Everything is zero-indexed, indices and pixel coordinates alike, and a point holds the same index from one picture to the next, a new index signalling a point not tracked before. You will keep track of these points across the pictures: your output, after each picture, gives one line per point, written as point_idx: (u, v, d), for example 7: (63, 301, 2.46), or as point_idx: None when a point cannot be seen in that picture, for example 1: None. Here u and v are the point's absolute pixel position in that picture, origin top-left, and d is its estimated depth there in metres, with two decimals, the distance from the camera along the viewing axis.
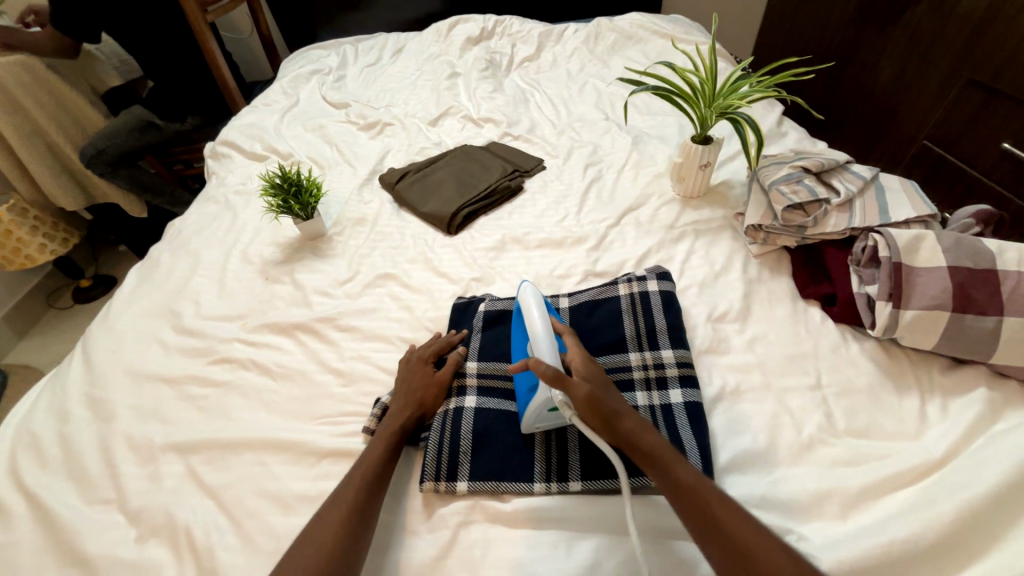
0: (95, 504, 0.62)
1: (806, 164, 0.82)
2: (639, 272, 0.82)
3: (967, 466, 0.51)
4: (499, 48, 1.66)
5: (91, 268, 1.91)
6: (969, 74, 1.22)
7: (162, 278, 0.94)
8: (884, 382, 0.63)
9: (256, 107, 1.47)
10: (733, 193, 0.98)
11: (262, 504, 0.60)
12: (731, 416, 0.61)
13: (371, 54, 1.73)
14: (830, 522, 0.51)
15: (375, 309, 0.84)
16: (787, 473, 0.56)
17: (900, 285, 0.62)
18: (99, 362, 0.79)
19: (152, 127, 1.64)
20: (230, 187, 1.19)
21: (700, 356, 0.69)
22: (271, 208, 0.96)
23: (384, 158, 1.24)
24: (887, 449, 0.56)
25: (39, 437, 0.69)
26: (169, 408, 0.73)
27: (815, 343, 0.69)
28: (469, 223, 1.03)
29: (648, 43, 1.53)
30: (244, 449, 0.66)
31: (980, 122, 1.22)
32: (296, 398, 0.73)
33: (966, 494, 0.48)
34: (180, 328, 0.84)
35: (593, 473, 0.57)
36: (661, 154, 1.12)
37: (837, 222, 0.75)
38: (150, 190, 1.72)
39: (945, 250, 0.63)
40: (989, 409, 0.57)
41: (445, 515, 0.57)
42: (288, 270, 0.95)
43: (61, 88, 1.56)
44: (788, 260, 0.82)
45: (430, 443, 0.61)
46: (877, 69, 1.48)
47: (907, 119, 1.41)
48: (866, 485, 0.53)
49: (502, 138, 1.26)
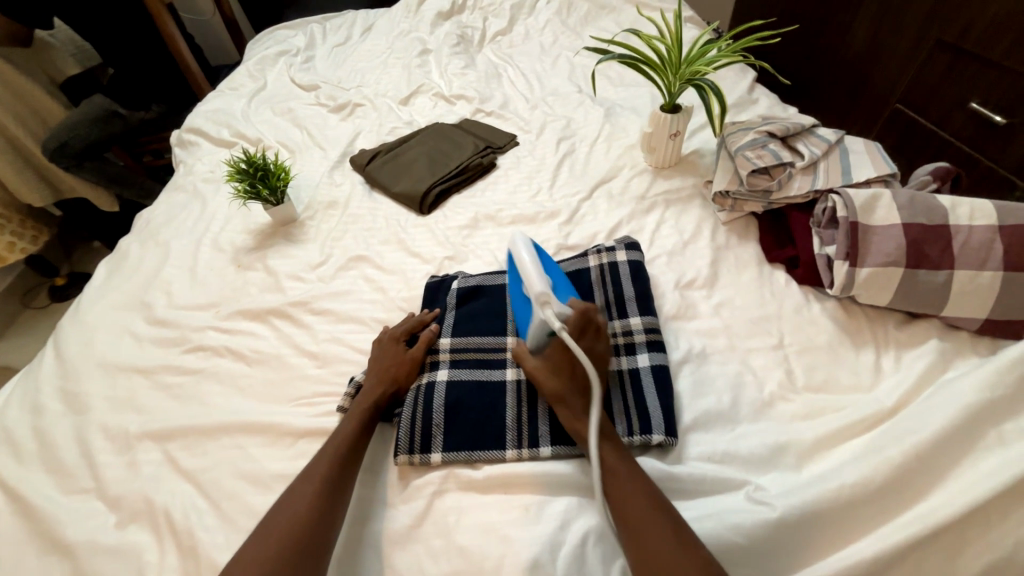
0: (74, 493, 0.63)
1: (772, 128, 0.83)
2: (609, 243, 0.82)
3: (915, 413, 0.54)
4: (470, 23, 1.62)
5: (66, 265, 1.87)
6: (938, 35, 1.22)
7: (131, 270, 0.93)
8: (843, 339, 0.65)
9: (222, 92, 1.43)
10: (703, 162, 0.98)
11: (240, 485, 0.61)
12: (696, 377, 0.63)
13: (339, 33, 1.68)
14: (786, 472, 0.54)
15: (349, 292, 0.84)
16: (747, 429, 0.58)
17: (857, 244, 0.63)
18: (71, 356, 0.78)
19: (117, 117, 1.57)
20: (198, 175, 1.17)
21: (668, 322, 0.70)
22: (238, 193, 0.94)
23: (355, 140, 1.22)
24: (844, 401, 0.59)
25: (14, 432, 0.69)
26: (144, 398, 0.73)
27: (778, 305, 0.70)
28: (442, 201, 1.02)
29: (621, 12, 1.51)
30: (221, 433, 0.67)
31: (949, 82, 1.23)
32: (272, 382, 0.73)
33: (912, 438, 0.51)
34: (152, 319, 0.84)
35: (563, 440, 0.59)
36: (633, 126, 1.11)
37: (801, 185, 0.76)
38: (117, 181, 1.64)
39: (900, 208, 0.64)
40: (938, 359, 0.59)
41: (419, 485, 0.58)
42: (260, 257, 0.94)
43: (14, 78, 1.50)
44: (756, 226, 0.83)
45: (403, 417, 0.62)
46: (851, 31, 1.46)
47: (879, 83, 1.41)
48: (820, 436, 0.55)
49: (475, 115, 1.24)
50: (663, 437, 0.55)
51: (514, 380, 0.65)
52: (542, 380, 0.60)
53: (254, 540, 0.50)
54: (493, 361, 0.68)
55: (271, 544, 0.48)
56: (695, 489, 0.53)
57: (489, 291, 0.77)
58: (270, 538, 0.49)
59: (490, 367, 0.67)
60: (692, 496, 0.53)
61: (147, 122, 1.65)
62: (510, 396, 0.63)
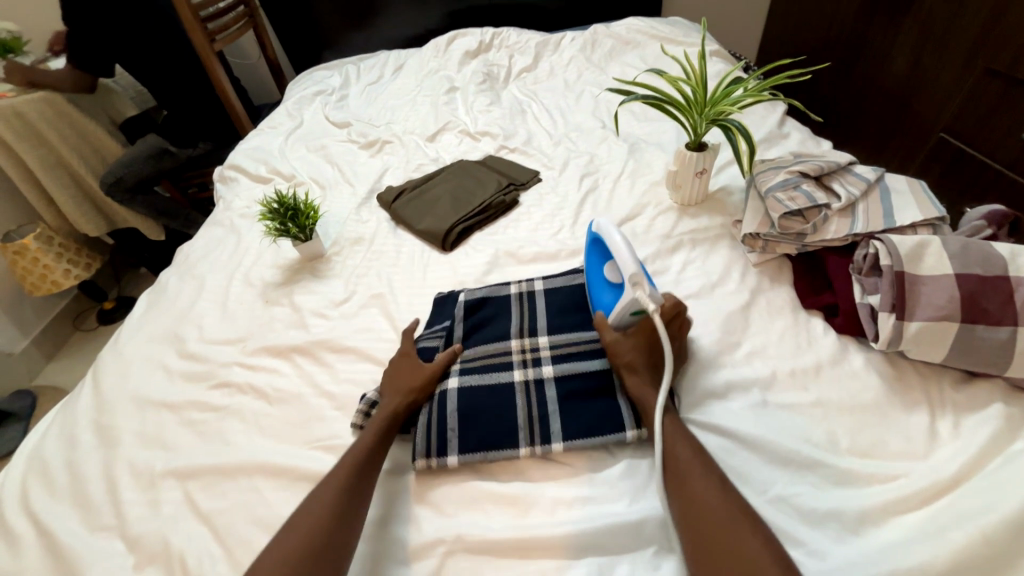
0: (97, 530, 0.64)
1: (804, 168, 0.79)
2: None
3: (980, 491, 0.48)
4: (497, 60, 1.67)
5: (114, 290, 1.98)
6: (985, 63, 1.16)
7: (168, 302, 0.97)
8: (891, 398, 0.59)
9: (262, 130, 1.51)
10: (732, 200, 0.95)
11: (254, 531, 0.61)
12: (726, 433, 0.58)
13: (372, 72, 1.76)
14: (830, 544, 0.49)
15: (369, 330, 0.85)
16: (786, 492, 0.53)
17: (903, 296, 0.59)
18: (107, 388, 0.81)
19: (167, 154, 1.70)
20: (235, 210, 1.22)
21: (697, 372, 0.66)
22: (269, 231, 0.98)
23: (382, 176, 1.25)
24: (895, 469, 0.53)
25: (49, 464, 0.72)
26: (170, 434, 0.74)
27: (816, 355, 0.66)
28: (464, 238, 1.03)
29: (645, 48, 1.53)
30: (240, 474, 0.67)
31: (1000, 112, 1.16)
32: (291, 422, 0.73)
33: (978, 521, 0.45)
34: (183, 353, 0.86)
35: (573, 434, 0.61)
36: (658, 161, 1.10)
37: (838, 228, 0.72)
38: (166, 214, 1.76)
39: (952, 257, 0.59)
40: (1005, 427, 0.53)
41: (431, 543, 0.55)
42: (287, 292, 0.96)
43: (81, 120, 1.64)
44: (789, 268, 0.79)
45: (420, 422, 0.63)
46: (889, 60, 1.42)
47: (922, 111, 1.35)
48: (870, 508, 0.50)
49: (499, 151, 1.26)
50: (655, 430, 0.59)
51: (522, 382, 0.66)
52: (621, 350, 0.63)
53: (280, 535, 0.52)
54: (499, 364, 0.69)
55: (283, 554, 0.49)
56: None
57: (494, 303, 0.79)
58: (284, 550, 0.49)
59: (497, 371, 0.68)
60: None
61: (194, 158, 1.76)
62: (519, 397, 0.65)
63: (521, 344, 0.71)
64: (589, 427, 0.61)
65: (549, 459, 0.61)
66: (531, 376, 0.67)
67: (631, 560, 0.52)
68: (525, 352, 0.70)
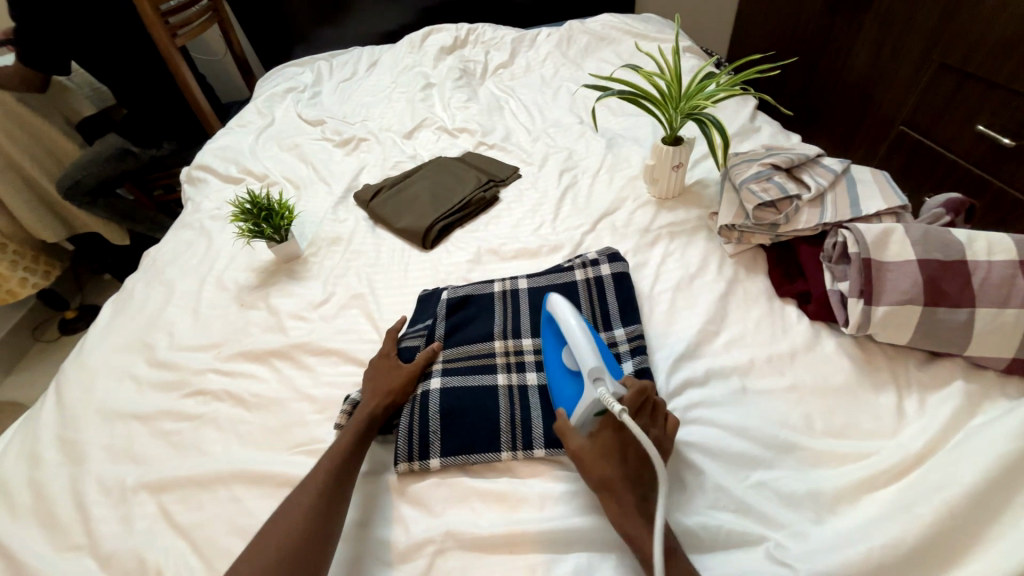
0: (65, 550, 0.61)
1: (775, 161, 0.82)
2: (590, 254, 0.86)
3: (944, 464, 0.50)
4: (473, 56, 1.66)
5: (77, 298, 1.89)
6: (940, 58, 1.22)
7: (136, 309, 0.93)
8: (862, 380, 0.62)
9: (231, 129, 1.46)
10: (707, 193, 0.97)
11: (235, 542, 0.59)
12: (708, 421, 0.60)
13: (346, 69, 1.72)
14: (807, 524, 0.51)
15: (351, 331, 0.83)
16: (765, 475, 0.55)
17: (870, 282, 0.61)
18: (72, 402, 0.77)
19: (130, 154, 1.62)
20: (204, 212, 1.18)
21: (678, 361, 0.67)
22: (242, 233, 0.95)
23: (359, 175, 1.23)
24: (866, 448, 0.55)
25: (9, 483, 0.68)
26: (142, 446, 0.71)
27: (791, 341, 0.68)
28: (445, 236, 1.02)
29: (620, 44, 1.54)
30: (218, 485, 0.65)
31: (955, 104, 1.21)
32: (271, 428, 0.71)
33: (944, 495, 0.47)
34: (153, 361, 0.83)
35: (555, 442, 0.60)
36: (635, 156, 1.11)
37: (809, 218, 0.75)
38: (128, 217, 1.69)
39: (914, 243, 0.62)
40: (966, 403, 0.56)
41: (419, 544, 0.54)
42: (263, 295, 0.94)
43: (34, 121, 1.56)
44: (764, 258, 0.81)
45: (401, 427, 0.63)
46: (852, 56, 1.47)
47: (883, 105, 1.40)
48: (844, 487, 0.52)
49: (478, 148, 1.25)
50: None
51: (505, 386, 0.66)
52: (590, 464, 0.53)
53: (258, 541, 0.52)
54: (483, 366, 0.69)
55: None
56: (710, 542, 0.50)
57: (477, 301, 0.78)
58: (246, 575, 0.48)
59: (481, 373, 0.68)
60: (708, 552, 0.50)
61: (159, 158, 1.69)
62: (502, 400, 0.65)
63: (504, 345, 0.71)
64: None
65: (534, 458, 0.61)
66: (514, 381, 0.67)
67: (620, 551, 0.52)
68: (509, 353, 0.70)
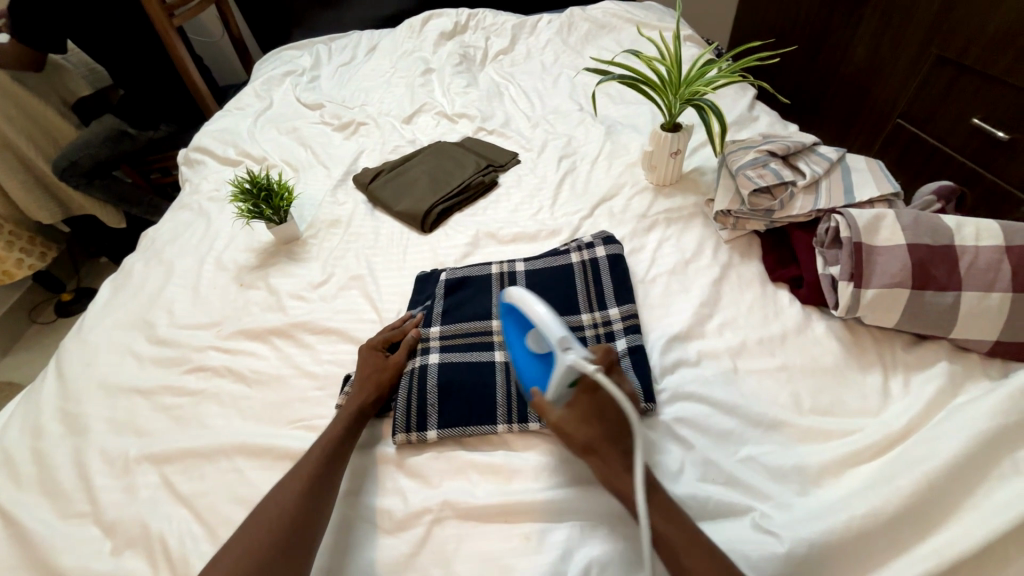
0: (69, 517, 0.62)
1: (772, 147, 0.83)
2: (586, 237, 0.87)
3: (925, 439, 0.52)
4: (473, 42, 1.65)
5: (72, 281, 1.88)
6: (938, 51, 1.23)
7: (135, 288, 0.94)
8: (849, 361, 0.64)
9: (229, 111, 1.45)
10: (705, 180, 0.98)
11: (237, 510, 0.60)
12: (696, 401, 0.61)
13: (345, 53, 1.71)
14: (792, 497, 0.52)
15: (350, 311, 0.84)
16: (754, 450, 0.56)
17: (861, 265, 0.63)
18: (72, 376, 0.78)
19: (126, 136, 1.60)
20: (203, 193, 1.18)
21: (671, 342, 0.69)
22: (241, 214, 0.95)
23: (358, 158, 1.23)
24: (851, 425, 0.57)
25: (13, 454, 0.69)
26: (143, 419, 0.72)
27: (782, 324, 0.70)
28: (444, 220, 1.02)
29: (621, 31, 1.53)
30: (220, 456, 0.66)
31: (951, 98, 1.22)
32: (271, 403, 0.72)
33: (924, 468, 0.49)
34: (154, 338, 0.84)
35: None
36: (634, 143, 1.12)
37: (803, 204, 0.76)
38: (126, 200, 1.67)
39: (904, 228, 0.63)
40: (949, 383, 0.58)
41: (417, 513, 0.56)
42: (263, 275, 0.94)
43: (29, 99, 1.54)
44: (758, 244, 0.83)
45: (399, 402, 0.64)
46: (850, 49, 1.47)
47: (880, 98, 1.41)
48: (829, 461, 0.54)
49: (477, 133, 1.25)
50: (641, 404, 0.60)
51: (502, 361, 0.68)
52: (571, 432, 0.53)
53: (259, 508, 0.53)
54: (480, 343, 0.71)
55: (240, 559, 0.47)
56: (698, 513, 0.51)
57: (475, 282, 0.80)
58: (244, 545, 0.49)
59: (479, 350, 0.70)
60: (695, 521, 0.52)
61: (155, 141, 1.66)
62: (499, 373, 0.66)
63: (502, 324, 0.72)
64: None
65: (529, 433, 0.63)
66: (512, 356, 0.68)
67: (610, 522, 0.54)
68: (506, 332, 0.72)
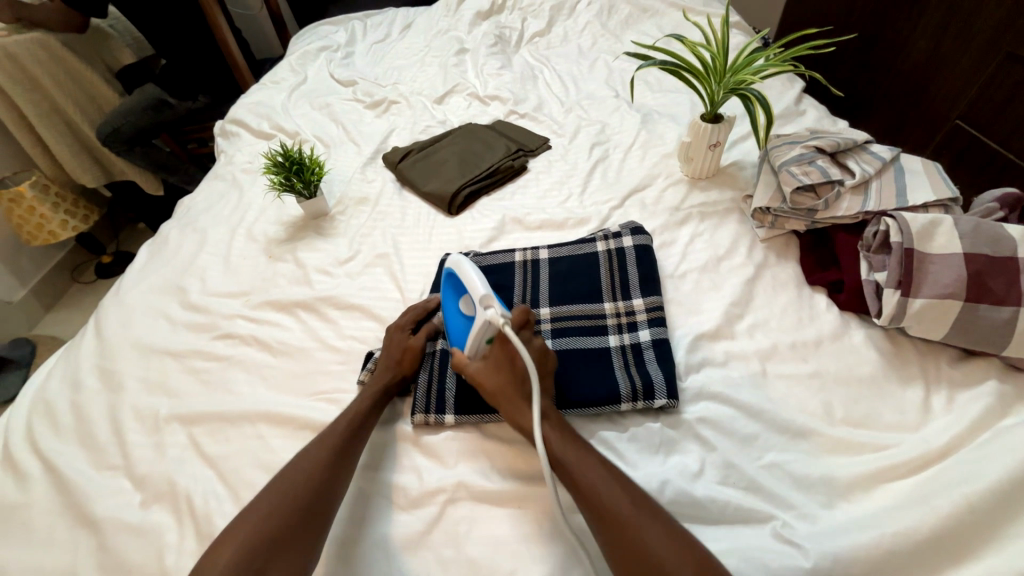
0: (103, 469, 0.65)
1: (820, 143, 0.78)
2: (614, 227, 0.85)
3: (969, 460, 0.50)
4: (509, 23, 1.61)
5: (112, 245, 1.96)
6: (1009, 49, 1.13)
7: (170, 254, 0.96)
8: (888, 373, 0.61)
9: (265, 85, 1.46)
10: (743, 175, 0.94)
11: (259, 474, 0.62)
12: (719, 404, 0.59)
13: (380, 30, 1.70)
14: (817, 508, 0.51)
15: (374, 289, 0.85)
16: (779, 457, 0.54)
17: (911, 273, 0.59)
18: (109, 335, 0.81)
19: (166, 105, 1.64)
20: (237, 165, 1.20)
21: (697, 340, 0.67)
22: (273, 186, 0.96)
23: (388, 137, 1.23)
24: (887, 440, 0.55)
25: (53, 404, 0.72)
26: (174, 381, 0.75)
27: (818, 329, 0.67)
28: (471, 203, 1.01)
29: (663, 16, 1.47)
30: (244, 422, 0.68)
31: (1018, 100, 1.14)
32: (295, 374, 0.74)
33: (963, 490, 0.47)
34: (186, 304, 0.86)
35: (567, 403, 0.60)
36: (670, 133, 1.08)
37: (850, 205, 0.72)
38: (164, 167, 1.72)
39: (962, 236, 0.59)
40: (997, 404, 0.54)
41: (433, 492, 0.56)
42: (291, 249, 0.96)
43: (79, 68, 1.58)
44: (797, 245, 0.79)
45: (421, 381, 0.65)
46: (910, 43, 1.38)
47: (939, 97, 1.32)
48: (859, 476, 0.52)
49: (508, 117, 1.23)
50: (666, 401, 0.58)
51: None
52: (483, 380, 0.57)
53: (283, 472, 0.54)
54: None
55: (259, 523, 0.48)
56: (716, 517, 0.50)
57: (498, 269, 0.79)
58: (271, 505, 0.50)
59: None
60: (713, 524, 0.50)
61: (193, 111, 1.70)
62: None
63: None
64: (586, 398, 0.59)
65: None
66: None
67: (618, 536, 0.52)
68: None
